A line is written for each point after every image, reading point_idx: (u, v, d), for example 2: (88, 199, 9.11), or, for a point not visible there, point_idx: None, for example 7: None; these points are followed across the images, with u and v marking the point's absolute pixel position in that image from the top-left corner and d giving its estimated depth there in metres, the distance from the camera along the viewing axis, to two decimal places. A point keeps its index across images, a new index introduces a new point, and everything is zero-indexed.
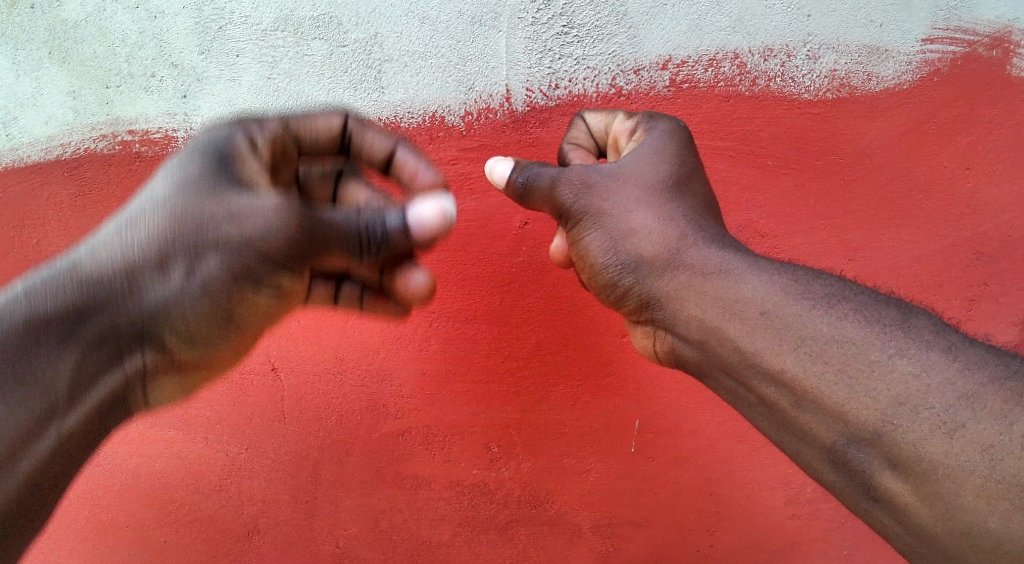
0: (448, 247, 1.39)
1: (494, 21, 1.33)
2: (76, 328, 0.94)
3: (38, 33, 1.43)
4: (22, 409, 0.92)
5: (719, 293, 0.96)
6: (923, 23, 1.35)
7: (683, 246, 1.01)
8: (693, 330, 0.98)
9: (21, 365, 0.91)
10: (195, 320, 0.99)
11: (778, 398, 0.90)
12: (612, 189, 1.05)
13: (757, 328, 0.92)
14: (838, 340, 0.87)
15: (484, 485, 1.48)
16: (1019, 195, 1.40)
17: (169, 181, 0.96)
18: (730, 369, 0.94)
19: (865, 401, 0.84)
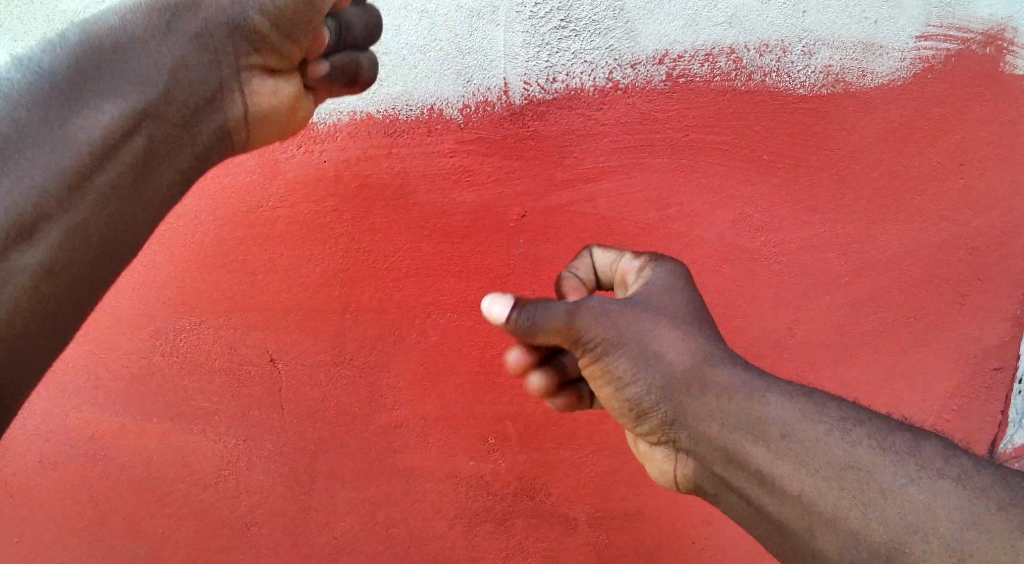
0: (447, 239, 1.40)
1: (492, 15, 1.34)
2: (167, 23, 0.95)
3: (35, 25, 1.47)
4: (118, 98, 0.92)
5: (743, 416, 0.83)
6: (916, 21, 1.37)
7: (708, 371, 0.87)
8: (716, 453, 0.85)
9: (114, 58, 0.93)
10: (277, 16, 0.99)
11: (795, 522, 0.78)
12: (634, 314, 0.91)
13: (781, 452, 0.79)
14: (855, 466, 0.76)
15: (481, 478, 1.50)
16: (1012, 191, 1.42)
17: None
18: (745, 491, 0.82)
19: (881, 528, 0.72)
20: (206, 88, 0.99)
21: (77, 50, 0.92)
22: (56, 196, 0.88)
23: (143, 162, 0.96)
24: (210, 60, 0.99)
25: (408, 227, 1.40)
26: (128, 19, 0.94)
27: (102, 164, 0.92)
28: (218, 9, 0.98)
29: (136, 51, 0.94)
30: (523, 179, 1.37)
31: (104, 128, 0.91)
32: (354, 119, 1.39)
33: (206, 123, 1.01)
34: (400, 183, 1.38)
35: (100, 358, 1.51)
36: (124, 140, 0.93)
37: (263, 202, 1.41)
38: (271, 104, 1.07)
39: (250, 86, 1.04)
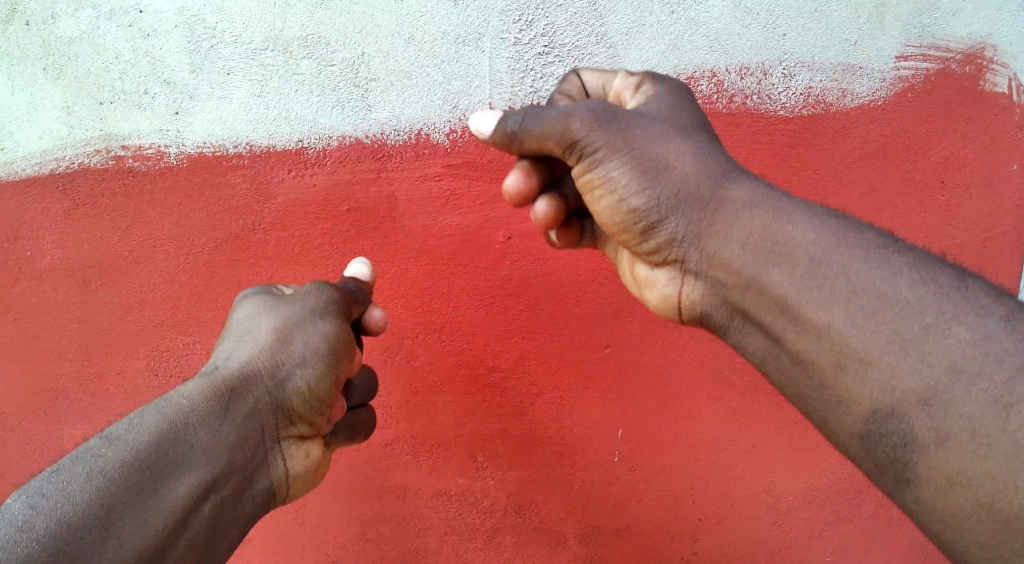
0: (434, 260, 1.42)
1: (477, 42, 1.37)
2: (230, 403, 1.00)
3: (33, 50, 1.45)
4: (190, 475, 0.92)
5: (754, 231, 0.91)
6: (896, 41, 1.40)
7: (723, 187, 0.95)
8: (732, 273, 0.93)
9: (171, 456, 0.92)
10: (316, 387, 1.10)
11: (816, 354, 0.84)
12: (638, 125, 0.99)
13: (806, 279, 0.86)
14: (895, 301, 0.80)
15: (471, 494, 1.52)
16: (992, 207, 1.45)
17: (307, 370, 1.09)
18: (767, 321, 0.90)
19: (913, 366, 0.78)
20: (255, 460, 1.02)
21: (155, 436, 0.92)
22: (60, 556, 0.81)
23: (173, 530, 0.89)
24: (256, 434, 1.02)
25: (395, 251, 1.43)
26: (193, 401, 0.97)
27: (103, 538, 0.83)
28: (267, 391, 1.05)
29: (199, 433, 0.95)
30: (509, 202, 1.40)
31: (183, 500, 0.91)
32: (342, 143, 1.41)
33: (251, 488, 1.01)
34: (388, 205, 1.41)
35: (94, 380, 1.53)
36: (197, 509, 0.92)
37: (254, 224, 1.44)
38: (302, 468, 1.11)
39: (288, 457, 1.08)
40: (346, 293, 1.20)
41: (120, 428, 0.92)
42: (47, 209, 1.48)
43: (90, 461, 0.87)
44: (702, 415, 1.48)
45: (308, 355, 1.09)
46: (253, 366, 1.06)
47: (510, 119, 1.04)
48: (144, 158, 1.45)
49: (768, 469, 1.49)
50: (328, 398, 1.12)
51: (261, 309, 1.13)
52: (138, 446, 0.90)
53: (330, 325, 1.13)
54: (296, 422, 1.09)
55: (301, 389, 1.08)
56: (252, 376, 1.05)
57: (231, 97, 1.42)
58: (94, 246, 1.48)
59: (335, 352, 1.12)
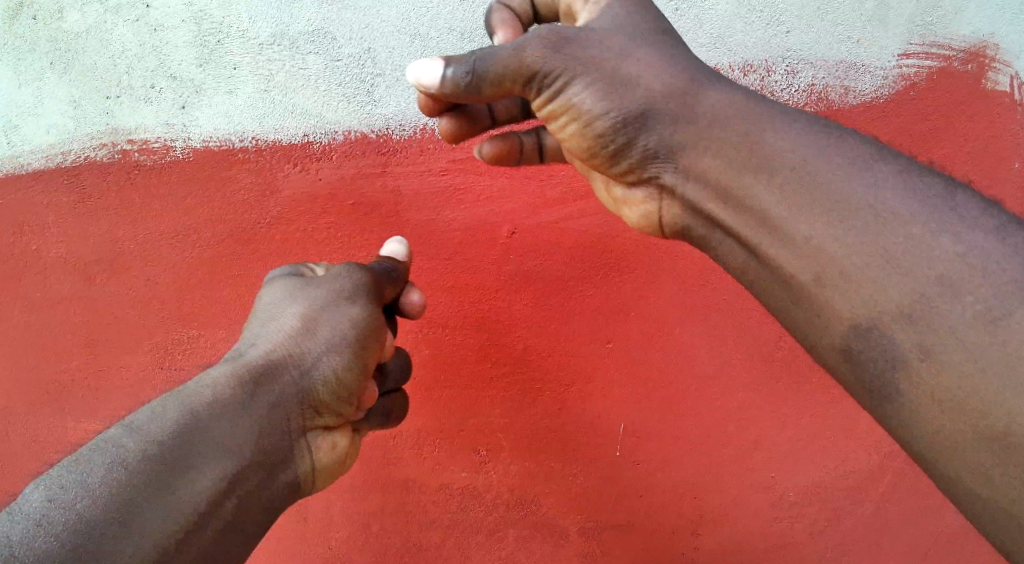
0: (438, 254, 1.44)
1: (482, 38, 1.41)
2: (254, 393, 1.00)
3: (40, 44, 1.46)
4: (216, 465, 0.92)
5: (731, 142, 0.91)
6: (898, 39, 1.42)
7: (694, 98, 0.93)
8: (713, 187, 0.93)
9: (195, 444, 0.91)
10: (343, 377, 1.09)
11: (798, 268, 0.85)
12: (595, 42, 0.95)
13: (787, 187, 0.86)
14: (881, 212, 0.81)
15: (473, 488, 1.52)
16: (996, 204, 1.45)
17: (334, 358, 1.09)
18: (745, 233, 0.91)
19: (900, 281, 0.78)
20: (279, 454, 1.01)
21: (176, 424, 0.92)
22: (81, 546, 0.80)
23: (196, 521, 0.88)
24: (283, 424, 1.02)
25: (399, 245, 1.44)
26: (216, 391, 0.97)
27: (124, 529, 0.83)
28: (292, 380, 1.05)
29: (221, 424, 0.95)
30: (514, 197, 1.42)
31: (206, 491, 0.90)
32: (348, 138, 1.42)
33: (280, 478, 1.01)
34: (393, 200, 1.42)
35: (99, 373, 1.53)
36: (222, 500, 0.91)
37: (260, 219, 1.45)
38: (330, 459, 1.12)
39: (315, 448, 1.08)
40: (380, 274, 1.20)
41: (144, 416, 0.92)
42: (53, 203, 1.49)
43: (110, 450, 0.87)
44: (704, 409, 1.49)
45: (332, 343, 1.09)
46: (279, 356, 1.06)
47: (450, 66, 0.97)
48: (150, 152, 1.46)
49: (769, 464, 1.50)
50: (359, 387, 1.12)
51: (288, 297, 1.14)
52: (159, 436, 0.90)
53: (360, 310, 1.13)
54: (322, 413, 1.09)
55: (327, 379, 1.08)
56: (276, 366, 1.05)
57: (237, 91, 1.43)
58: (99, 240, 1.49)
59: (362, 341, 1.12)
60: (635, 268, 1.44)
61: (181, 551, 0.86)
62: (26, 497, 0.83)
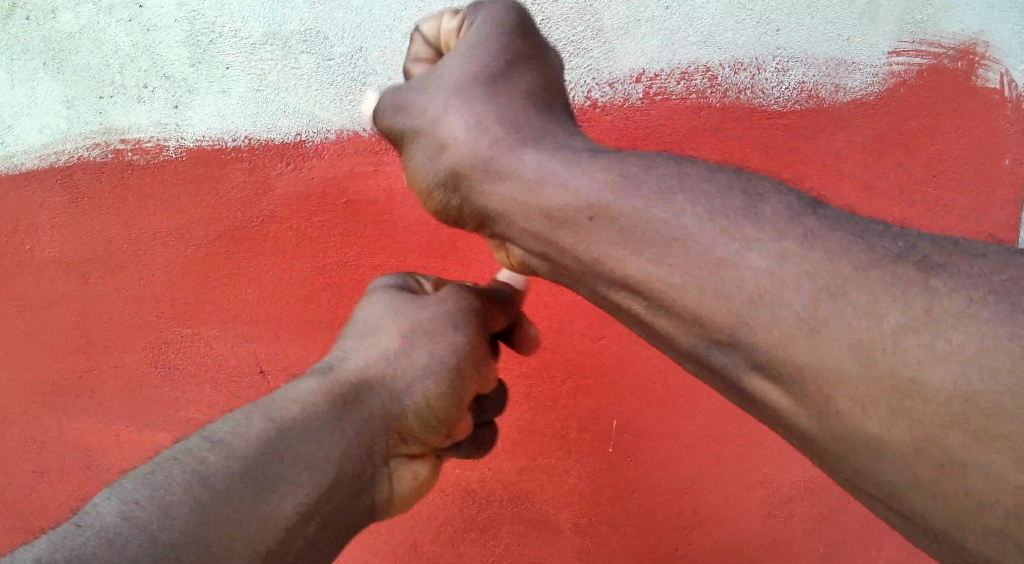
0: (432, 252, 1.44)
1: None
2: (341, 411, 0.90)
3: (34, 45, 1.47)
4: (302, 484, 0.79)
5: (528, 192, 0.79)
6: (888, 36, 1.43)
7: (495, 152, 0.82)
8: (529, 242, 0.81)
9: (282, 459, 0.80)
10: (433, 402, 1.01)
11: (635, 303, 0.74)
12: (418, 99, 0.88)
13: (591, 234, 0.74)
14: (687, 237, 0.68)
15: (468, 485, 1.55)
16: (987, 201, 1.45)
17: (426, 379, 1.02)
18: (574, 275, 0.79)
19: (717, 310, 0.66)
20: (361, 480, 0.89)
21: (261, 435, 0.80)
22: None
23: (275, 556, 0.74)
24: (366, 452, 0.90)
25: (393, 243, 1.44)
26: (307, 406, 0.87)
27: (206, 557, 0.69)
28: (383, 405, 0.97)
29: (309, 442, 0.83)
30: None
31: (292, 510, 0.77)
32: (341, 137, 1.43)
33: (358, 507, 0.89)
34: (386, 198, 1.43)
35: (93, 373, 1.53)
36: (301, 533, 0.78)
37: (254, 218, 1.45)
38: (408, 489, 1.00)
39: (394, 475, 0.98)
40: (489, 298, 1.16)
41: (226, 431, 0.80)
42: (47, 202, 1.49)
43: (194, 463, 0.75)
44: (696, 406, 1.50)
45: (429, 366, 1.03)
46: (370, 376, 0.99)
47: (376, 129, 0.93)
48: (143, 152, 1.46)
49: (762, 462, 1.51)
50: (451, 413, 1.04)
51: (387, 315, 1.08)
52: (246, 450, 0.78)
53: (465, 335, 1.07)
54: (405, 441, 0.99)
55: (418, 405, 1.00)
56: (367, 384, 0.97)
57: (230, 90, 1.44)
58: (94, 239, 1.50)
59: (459, 368, 1.05)
60: None
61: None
62: (94, 512, 0.69)
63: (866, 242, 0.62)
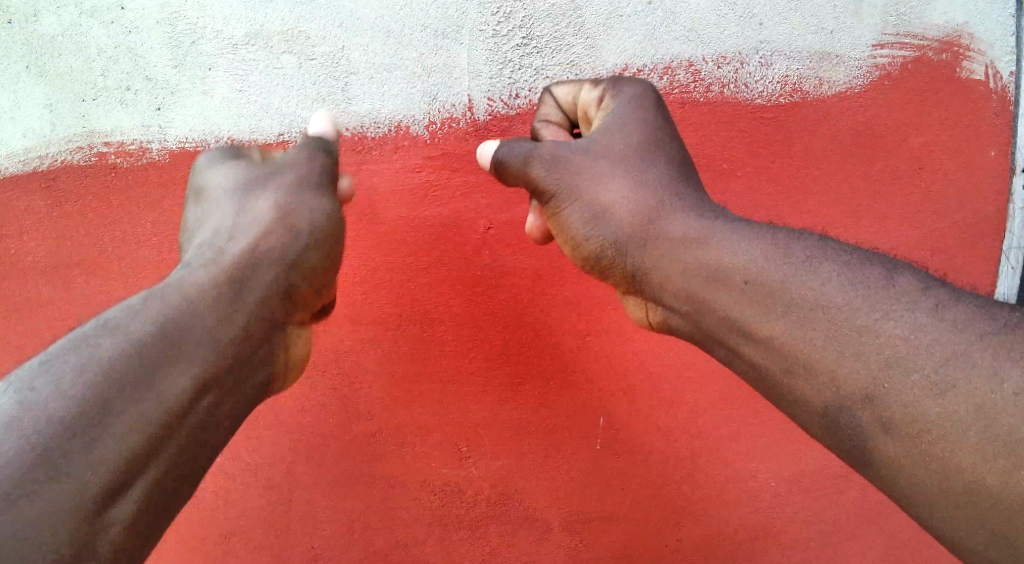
0: (420, 250, 1.45)
1: (456, 34, 1.41)
2: (240, 294, 1.04)
3: (16, 48, 1.46)
4: (198, 360, 0.96)
5: (695, 258, 1.00)
6: (872, 29, 1.42)
7: (663, 221, 1.05)
8: (681, 300, 1.02)
9: (175, 339, 0.95)
10: (315, 268, 1.16)
11: (771, 362, 0.94)
12: (582, 162, 1.10)
13: (744, 296, 0.95)
14: (828, 307, 0.90)
15: (456, 484, 1.52)
16: (969, 193, 1.46)
17: (309, 240, 1.15)
18: (719, 337, 0.99)
19: (855, 368, 0.87)
20: (269, 346, 1.07)
21: (157, 319, 0.95)
22: (49, 451, 0.84)
23: (167, 432, 0.91)
24: (270, 323, 1.07)
25: (377, 241, 1.44)
26: (203, 289, 1.01)
27: (91, 440, 0.86)
28: (276, 278, 1.09)
29: (209, 321, 0.99)
30: (490, 192, 1.43)
31: (186, 390, 0.94)
32: None
33: (269, 369, 1.07)
34: (369, 197, 1.43)
35: None
36: (197, 402, 0.95)
37: None
38: (307, 347, 1.18)
39: (294, 338, 1.14)
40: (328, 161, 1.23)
41: (121, 313, 0.95)
42: (32, 206, 1.48)
43: (89, 349, 0.91)
44: (684, 400, 1.50)
45: (312, 234, 1.15)
46: (259, 251, 1.09)
47: (502, 150, 1.17)
48: (126, 154, 1.46)
49: (751, 457, 1.52)
50: (331, 275, 1.20)
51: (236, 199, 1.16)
52: (144, 331, 0.94)
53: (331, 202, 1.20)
54: (303, 304, 1.15)
55: (308, 267, 1.14)
56: (265, 256, 1.09)
57: (212, 92, 1.44)
58: (80, 243, 1.49)
59: (336, 234, 1.19)
60: None
61: (131, 481, 0.88)
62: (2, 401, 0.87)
63: (970, 320, 0.84)
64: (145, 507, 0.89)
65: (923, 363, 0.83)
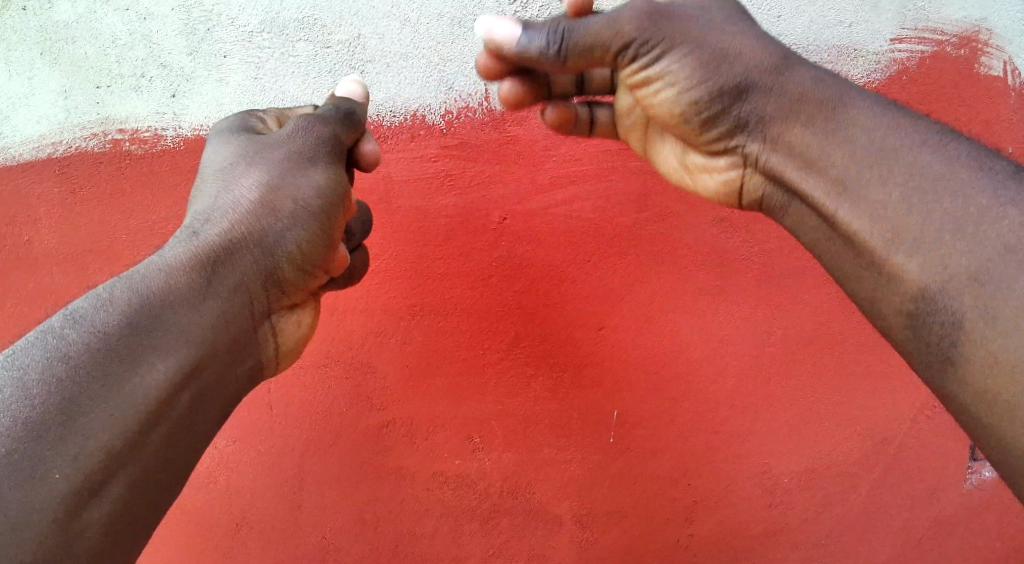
0: (434, 241, 1.44)
1: (473, 23, 1.41)
2: (208, 282, 1.03)
3: (30, 34, 1.46)
4: (165, 354, 0.95)
5: (816, 119, 1.02)
6: (891, 23, 1.41)
7: (776, 85, 1.04)
8: (790, 155, 1.05)
9: (142, 331, 0.95)
10: (300, 254, 1.13)
11: (869, 230, 0.95)
12: (692, 22, 1.07)
13: (863, 153, 0.97)
14: (954, 180, 0.90)
15: (467, 477, 1.51)
16: None
17: (295, 225, 1.12)
18: (819, 194, 1.02)
19: (968, 247, 0.87)
20: (244, 335, 1.07)
21: (123, 311, 0.95)
22: (19, 454, 0.84)
23: (145, 427, 0.93)
24: (243, 311, 1.07)
25: (392, 232, 1.44)
26: (171, 277, 1.00)
27: (62, 437, 0.87)
28: (253, 262, 1.09)
29: (181, 311, 0.99)
30: (505, 183, 1.43)
31: (158, 384, 0.94)
32: None
33: (247, 357, 1.08)
34: (384, 186, 1.42)
35: None
36: (177, 395, 0.96)
37: None
38: (296, 337, 1.18)
39: (278, 328, 1.15)
40: (335, 118, 1.19)
41: (87, 306, 0.95)
42: (44, 193, 1.47)
43: (54, 343, 0.92)
44: (697, 393, 1.50)
45: (298, 213, 1.12)
46: (236, 234, 1.08)
47: (531, 30, 1.13)
48: (141, 142, 1.46)
49: (763, 453, 1.51)
50: (322, 255, 1.16)
51: (221, 178, 1.13)
52: (110, 324, 0.94)
53: (323, 175, 1.14)
54: (285, 291, 1.14)
55: (291, 253, 1.12)
56: (238, 245, 1.08)
57: (228, 79, 1.44)
58: (91, 232, 1.48)
59: (325, 211, 1.14)
60: (630, 258, 1.46)
61: (110, 478, 0.90)
62: None
63: None
64: (127, 502, 0.91)
65: (1012, 277, 0.84)
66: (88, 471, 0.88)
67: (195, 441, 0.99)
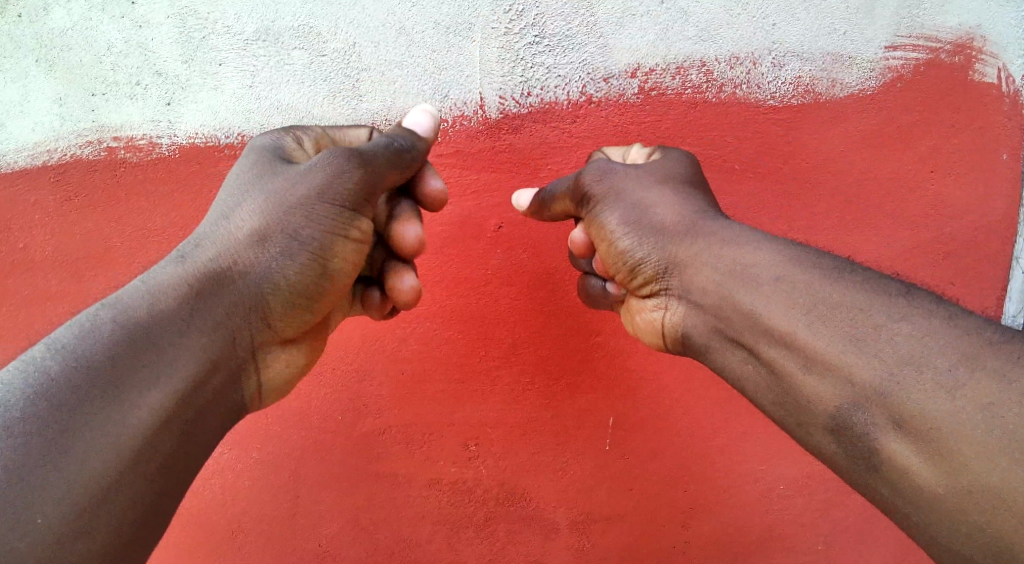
0: (431, 248, 1.45)
1: (468, 32, 1.41)
2: (197, 311, 1.02)
3: (26, 42, 1.46)
4: (153, 383, 0.94)
5: (723, 256, 1.07)
6: (886, 31, 1.42)
7: (696, 224, 1.12)
8: (706, 296, 1.07)
9: (128, 361, 0.94)
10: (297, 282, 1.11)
11: (785, 361, 0.97)
12: (628, 178, 1.20)
13: (770, 291, 1.00)
14: (847, 304, 0.93)
15: (463, 484, 1.51)
16: (981, 198, 1.45)
17: (290, 251, 1.10)
18: (739, 334, 1.03)
19: (864, 364, 0.89)
20: (235, 361, 1.06)
21: (109, 341, 0.94)
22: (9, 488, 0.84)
23: (134, 451, 0.91)
24: (235, 338, 1.06)
25: None
26: (158, 304, 1.00)
27: (48, 468, 0.86)
28: (245, 289, 1.07)
29: (168, 340, 0.98)
30: (501, 190, 1.43)
31: (146, 411, 0.93)
32: None
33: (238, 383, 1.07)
34: None
35: None
36: (167, 420, 0.95)
37: None
38: (297, 367, 1.18)
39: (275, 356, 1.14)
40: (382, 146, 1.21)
41: (71, 336, 0.94)
42: (39, 201, 1.47)
43: (37, 375, 0.91)
44: (692, 399, 1.50)
45: (292, 239, 1.11)
46: (226, 261, 1.07)
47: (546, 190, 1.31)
48: (136, 149, 1.46)
49: (758, 459, 1.52)
50: (323, 280, 1.15)
51: (222, 203, 1.12)
52: (95, 353, 0.93)
53: (327, 206, 1.13)
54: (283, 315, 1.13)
55: (286, 282, 1.10)
56: (228, 273, 1.07)
57: (223, 87, 1.44)
58: (86, 239, 1.47)
59: (323, 237, 1.13)
60: None
61: (101, 501, 0.88)
62: None
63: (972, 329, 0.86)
64: (121, 526, 0.89)
65: (917, 377, 0.85)
66: (78, 495, 0.86)
67: (189, 463, 0.98)
